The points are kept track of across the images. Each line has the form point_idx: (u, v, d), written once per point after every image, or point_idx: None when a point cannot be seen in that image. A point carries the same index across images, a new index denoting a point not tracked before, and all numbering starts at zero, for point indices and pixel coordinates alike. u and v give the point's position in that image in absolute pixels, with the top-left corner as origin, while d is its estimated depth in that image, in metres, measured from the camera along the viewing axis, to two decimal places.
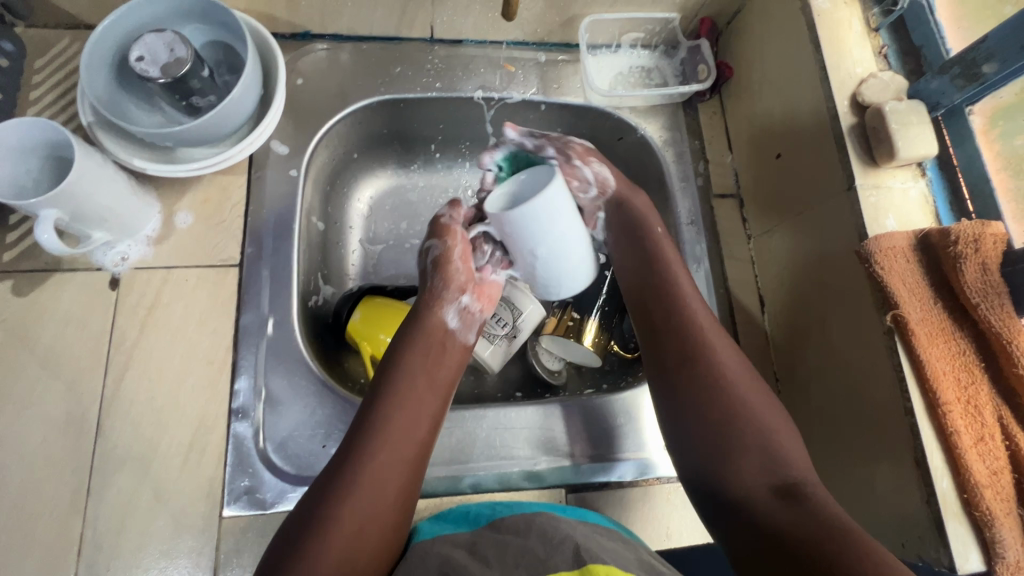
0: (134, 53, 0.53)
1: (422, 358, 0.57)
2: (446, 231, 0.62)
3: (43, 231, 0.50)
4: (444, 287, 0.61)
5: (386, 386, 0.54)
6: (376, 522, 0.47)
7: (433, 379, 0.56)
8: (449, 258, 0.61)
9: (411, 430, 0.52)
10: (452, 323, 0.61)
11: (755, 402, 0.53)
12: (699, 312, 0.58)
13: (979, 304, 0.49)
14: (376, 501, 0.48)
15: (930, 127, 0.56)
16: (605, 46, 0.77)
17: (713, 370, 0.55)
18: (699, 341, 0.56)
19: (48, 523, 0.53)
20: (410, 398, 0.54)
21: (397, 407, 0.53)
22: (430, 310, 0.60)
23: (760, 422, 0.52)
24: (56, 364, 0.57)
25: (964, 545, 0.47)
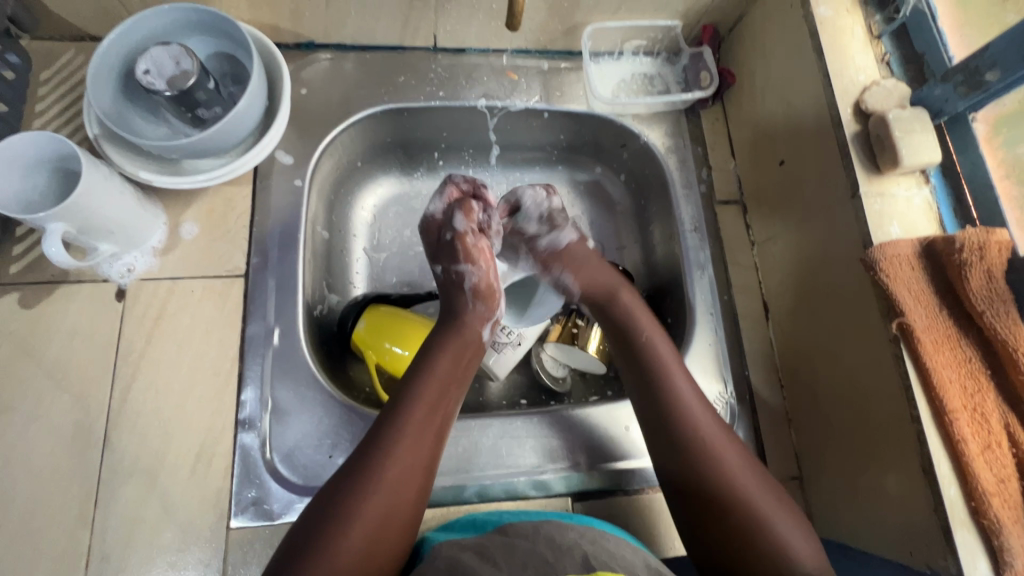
0: (140, 66, 0.53)
1: (439, 378, 0.56)
2: (475, 255, 0.60)
3: (51, 244, 0.50)
4: (484, 309, 0.61)
5: (400, 405, 0.53)
6: (382, 548, 0.47)
7: (445, 398, 0.55)
8: (485, 282, 0.61)
9: (421, 455, 0.51)
10: (488, 335, 0.62)
11: (746, 475, 0.53)
12: (678, 375, 0.59)
13: (984, 312, 0.49)
14: (385, 528, 0.47)
15: (933, 135, 0.56)
16: (608, 54, 0.78)
17: (697, 440, 0.55)
18: (682, 409, 0.56)
19: (55, 536, 0.53)
20: (422, 420, 0.52)
21: (408, 429, 0.51)
22: (467, 329, 0.60)
23: (755, 493, 0.52)
24: (63, 375, 0.57)
25: (972, 554, 0.47)
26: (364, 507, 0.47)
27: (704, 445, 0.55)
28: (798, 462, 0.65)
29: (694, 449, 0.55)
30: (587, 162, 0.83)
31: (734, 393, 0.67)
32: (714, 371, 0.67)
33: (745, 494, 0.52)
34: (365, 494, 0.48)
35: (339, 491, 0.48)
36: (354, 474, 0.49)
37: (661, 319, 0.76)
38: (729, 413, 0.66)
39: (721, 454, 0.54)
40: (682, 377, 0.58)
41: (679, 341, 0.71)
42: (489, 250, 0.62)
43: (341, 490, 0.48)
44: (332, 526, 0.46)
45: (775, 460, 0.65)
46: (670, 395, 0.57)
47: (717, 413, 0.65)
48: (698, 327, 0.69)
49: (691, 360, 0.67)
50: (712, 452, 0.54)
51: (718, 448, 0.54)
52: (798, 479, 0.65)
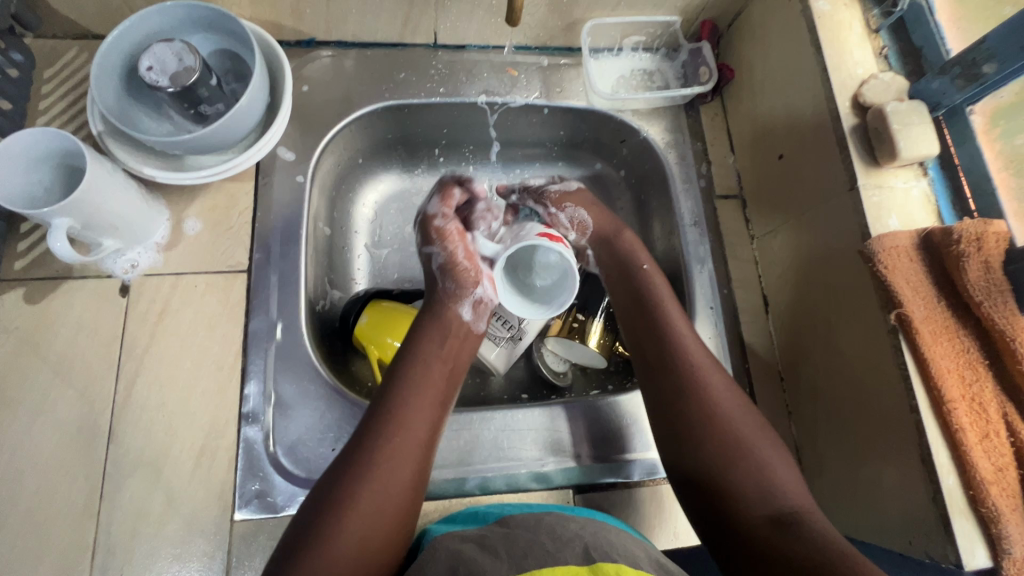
0: (144, 63, 0.54)
1: (426, 372, 0.56)
2: (442, 237, 0.63)
3: (56, 240, 0.50)
4: (454, 286, 0.62)
5: (391, 400, 0.53)
6: (377, 541, 0.47)
7: (433, 390, 0.55)
8: (451, 259, 0.62)
9: (413, 446, 0.51)
10: (467, 316, 0.61)
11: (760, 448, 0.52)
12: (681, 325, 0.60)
13: (982, 303, 0.50)
14: (378, 521, 0.47)
15: (931, 128, 0.56)
16: (607, 50, 0.78)
17: (715, 414, 0.54)
18: (700, 384, 0.55)
19: (61, 529, 0.54)
20: (413, 413, 0.53)
21: (400, 422, 0.52)
22: (443, 308, 0.61)
23: (769, 464, 0.51)
24: (68, 370, 0.58)
25: (971, 542, 0.47)
26: (356, 501, 0.47)
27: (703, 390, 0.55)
28: (797, 454, 0.66)
29: (711, 423, 0.53)
30: (587, 158, 0.83)
31: None
32: None
33: (758, 467, 0.51)
34: (356, 489, 0.48)
35: (332, 487, 0.48)
36: (346, 470, 0.49)
37: None
38: None
39: (740, 431, 0.53)
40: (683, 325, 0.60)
41: None
42: (457, 231, 0.64)
43: (335, 487, 0.48)
44: (327, 522, 0.46)
45: None
46: (691, 373, 0.56)
47: None
48: (698, 320, 0.69)
49: None
50: (726, 427, 0.53)
51: (733, 422, 0.53)
52: (798, 471, 0.65)
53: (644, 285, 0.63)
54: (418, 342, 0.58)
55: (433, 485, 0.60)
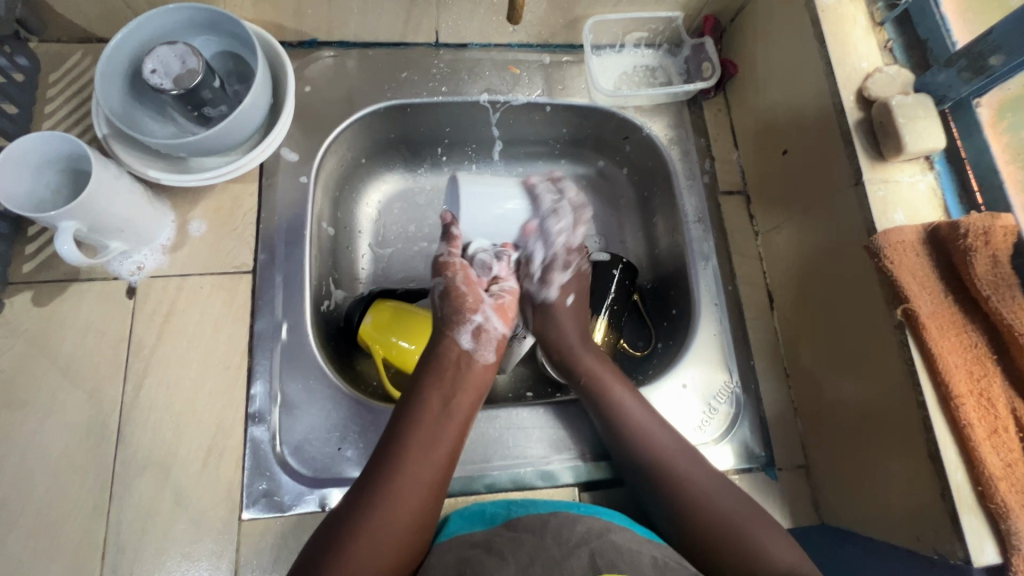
0: (148, 66, 0.54)
1: (435, 418, 0.56)
2: (444, 266, 0.63)
3: (63, 243, 0.51)
4: (450, 311, 0.63)
5: (395, 436, 0.54)
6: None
7: (439, 433, 0.56)
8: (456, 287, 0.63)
9: (422, 490, 0.52)
10: (468, 343, 0.62)
11: (713, 492, 0.56)
12: (626, 399, 0.60)
13: (990, 297, 0.49)
14: (375, 561, 0.48)
15: (937, 121, 0.56)
16: (609, 46, 0.78)
17: (674, 481, 0.56)
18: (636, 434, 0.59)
19: (71, 529, 0.54)
20: (417, 450, 0.53)
21: (408, 466, 0.52)
22: (439, 342, 0.62)
23: (740, 525, 0.53)
24: (76, 371, 0.58)
25: (979, 538, 0.47)
26: (364, 547, 0.48)
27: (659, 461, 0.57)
28: (803, 450, 0.65)
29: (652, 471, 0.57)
30: (590, 155, 0.83)
31: (739, 383, 0.67)
32: (719, 361, 0.67)
33: (736, 529, 0.53)
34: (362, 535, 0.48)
35: (340, 532, 0.48)
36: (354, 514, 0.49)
37: (666, 310, 0.76)
38: (735, 403, 0.66)
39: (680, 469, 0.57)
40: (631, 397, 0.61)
41: (684, 331, 0.71)
42: (461, 261, 0.64)
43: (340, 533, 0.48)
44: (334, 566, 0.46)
45: (781, 448, 0.65)
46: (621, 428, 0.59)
47: (722, 403, 0.66)
48: (702, 317, 0.69)
49: (696, 350, 0.68)
50: (668, 465, 0.57)
51: (681, 473, 0.57)
52: (804, 467, 0.65)
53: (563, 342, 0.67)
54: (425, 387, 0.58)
55: None
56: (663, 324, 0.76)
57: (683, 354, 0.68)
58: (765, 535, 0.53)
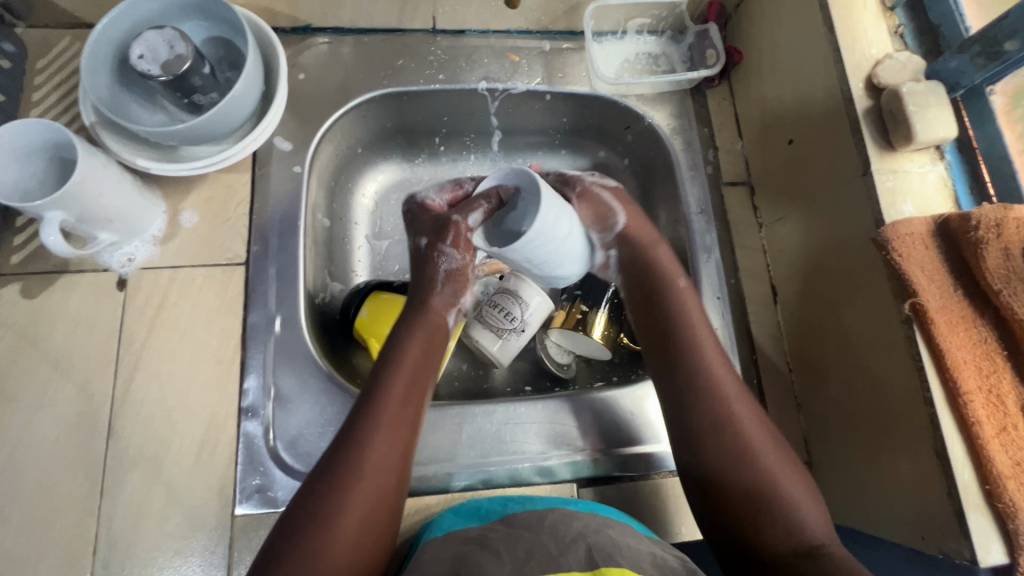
0: (135, 51, 0.52)
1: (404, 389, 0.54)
2: (464, 245, 0.60)
3: (49, 234, 0.49)
4: (450, 291, 0.62)
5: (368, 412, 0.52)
6: (360, 559, 0.46)
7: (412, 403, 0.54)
8: (460, 270, 0.62)
9: (392, 462, 0.50)
10: (452, 325, 0.63)
11: (782, 473, 0.52)
12: (708, 343, 0.59)
13: (1001, 292, 0.47)
14: (362, 539, 0.47)
15: (949, 109, 0.54)
16: (610, 33, 0.76)
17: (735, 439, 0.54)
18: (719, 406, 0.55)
19: (62, 524, 0.53)
20: (394, 425, 0.52)
21: (376, 439, 0.51)
22: (423, 303, 0.61)
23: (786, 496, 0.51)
24: (66, 364, 0.57)
25: (986, 538, 0.46)
26: (341, 521, 0.46)
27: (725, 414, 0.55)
28: (806, 446, 0.64)
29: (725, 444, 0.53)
30: (591, 145, 0.81)
31: (742, 378, 0.66)
32: None
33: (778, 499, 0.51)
34: (342, 510, 0.47)
35: (315, 507, 0.47)
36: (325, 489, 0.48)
37: None
38: None
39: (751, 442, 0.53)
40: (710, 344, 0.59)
41: None
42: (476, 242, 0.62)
43: (312, 508, 0.47)
44: (308, 544, 0.45)
45: None
46: (710, 396, 0.55)
47: None
48: (705, 311, 0.68)
49: None
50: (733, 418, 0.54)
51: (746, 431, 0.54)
52: (807, 464, 0.64)
53: (664, 307, 0.61)
54: (401, 354, 0.56)
55: (432, 479, 0.60)
56: None
57: None
58: (810, 510, 0.51)
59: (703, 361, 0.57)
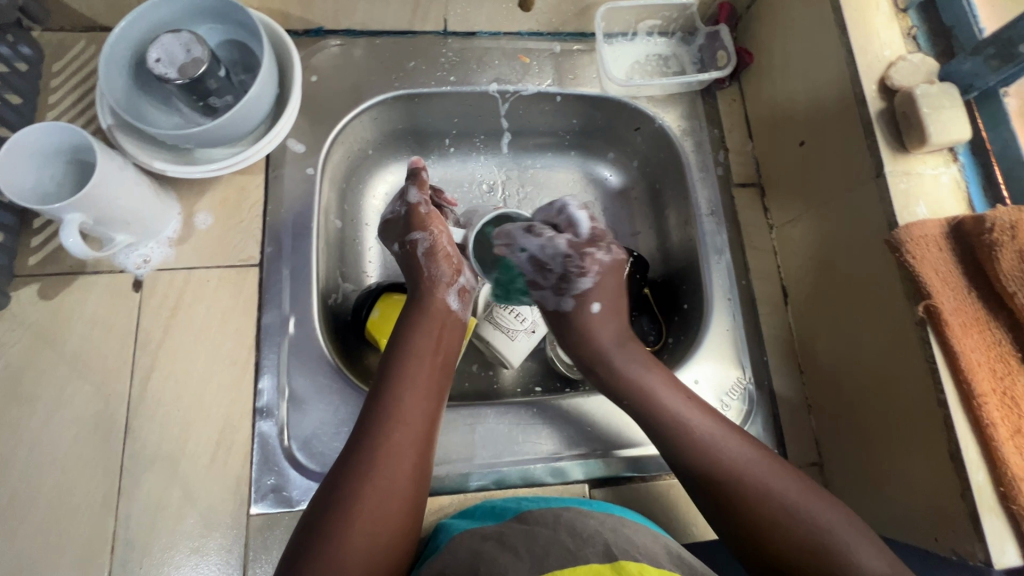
0: (152, 55, 0.53)
1: (415, 375, 0.55)
2: (427, 221, 0.64)
3: (69, 235, 0.50)
4: (445, 273, 0.62)
5: (388, 394, 0.53)
6: (385, 536, 0.47)
7: (426, 386, 0.55)
8: (437, 245, 0.63)
9: (408, 449, 0.51)
10: (454, 304, 0.62)
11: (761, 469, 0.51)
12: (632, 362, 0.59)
13: (1016, 294, 0.47)
14: (384, 517, 0.48)
15: (963, 111, 0.54)
16: (621, 35, 0.76)
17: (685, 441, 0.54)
18: (698, 440, 0.54)
19: (80, 522, 0.54)
20: (410, 402, 0.53)
21: (393, 426, 0.51)
22: (429, 297, 0.61)
23: (775, 487, 0.50)
24: (83, 365, 0.58)
25: (1001, 540, 0.46)
26: (364, 498, 0.47)
27: (675, 423, 0.55)
28: (818, 448, 0.65)
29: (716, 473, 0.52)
30: (600, 146, 0.82)
31: (753, 379, 0.66)
32: (731, 357, 0.66)
33: (762, 489, 0.50)
34: (363, 488, 0.48)
35: (340, 485, 0.48)
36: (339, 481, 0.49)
37: (676, 306, 0.75)
38: (747, 399, 0.65)
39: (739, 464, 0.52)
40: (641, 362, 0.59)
41: (695, 327, 0.70)
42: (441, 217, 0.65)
43: (344, 479, 0.49)
44: (333, 537, 0.45)
45: (794, 445, 0.65)
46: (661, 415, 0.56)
47: (735, 399, 0.65)
48: (715, 312, 0.68)
49: (707, 347, 0.66)
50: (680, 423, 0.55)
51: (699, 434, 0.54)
52: (818, 465, 0.64)
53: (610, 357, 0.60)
54: (407, 341, 0.57)
55: (445, 479, 0.60)
56: (674, 319, 0.74)
57: (695, 350, 0.66)
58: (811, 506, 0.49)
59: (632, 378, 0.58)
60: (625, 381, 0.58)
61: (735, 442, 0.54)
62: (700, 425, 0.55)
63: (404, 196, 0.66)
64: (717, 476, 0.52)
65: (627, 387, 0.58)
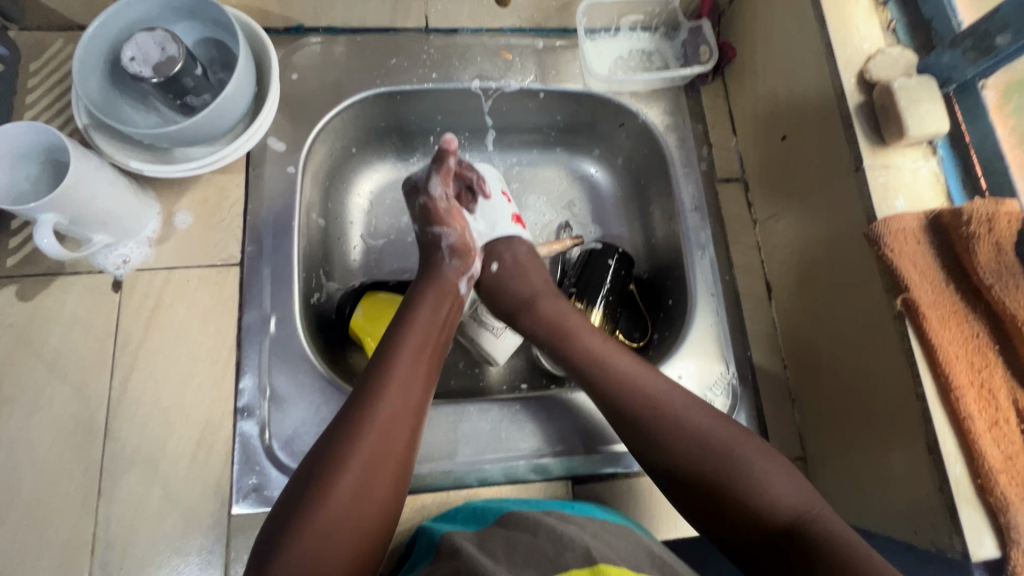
0: (127, 53, 0.52)
1: (415, 339, 0.56)
2: (449, 219, 0.64)
3: (43, 236, 0.50)
4: (460, 264, 0.64)
5: (383, 358, 0.54)
6: (373, 496, 0.47)
7: (421, 353, 0.55)
8: (461, 241, 0.64)
9: (402, 409, 0.51)
10: (463, 288, 0.63)
11: (734, 440, 0.51)
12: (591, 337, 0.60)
13: (993, 287, 0.47)
14: (373, 477, 0.48)
15: (941, 104, 0.54)
16: (604, 30, 0.76)
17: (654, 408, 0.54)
18: (687, 428, 0.52)
19: (60, 525, 0.54)
20: (404, 364, 0.54)
21: (387, 387, 0.52)
22: (440, 278, 0.62)
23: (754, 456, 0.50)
24: (62, 366, 0.58)
25: (978, 532, 0.46)
26: (351, 458, 0.48)
27: (640, 392, 0.55)
28: (801, 442, 0.65)
29: (698, 456, 0.51)
30: (584, 142, 0.81)
31: (736, 375, 0.66)
32: (715, 353, 0.66)
33: (736, 456, 0.50)
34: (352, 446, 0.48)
35: (331, 444, 0.49)
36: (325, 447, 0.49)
37: (661, 302, 0.75)
38: (731, 394, 0.65)
39: (730, 446, 0.51)
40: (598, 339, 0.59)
41: (679, 323, 0.70)
42: (461, 212, 0.65)
43: (334, 439, 0.49)
44: (319, 497, 0.46)
45: (778, 440, 0.65)
46: (620, 383, 0.56)
47: (719, 395, 0.65)
48: (699, 308, 0.68)
49: (691, 343, 0.66)
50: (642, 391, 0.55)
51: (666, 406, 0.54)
52: (802, 459, 0.64)
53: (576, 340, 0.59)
54: (411, 313, 0.58)
55: (429, 477, 0.60)
56: (659, 315, 0.75)
57: (679, 346, 0.66)
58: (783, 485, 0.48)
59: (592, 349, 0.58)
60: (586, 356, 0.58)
61: (726, 424, 0.52)
62: (674, 399, 0.54)
63: (426, 182, 0.64)
64: (690, 449, 0.51)
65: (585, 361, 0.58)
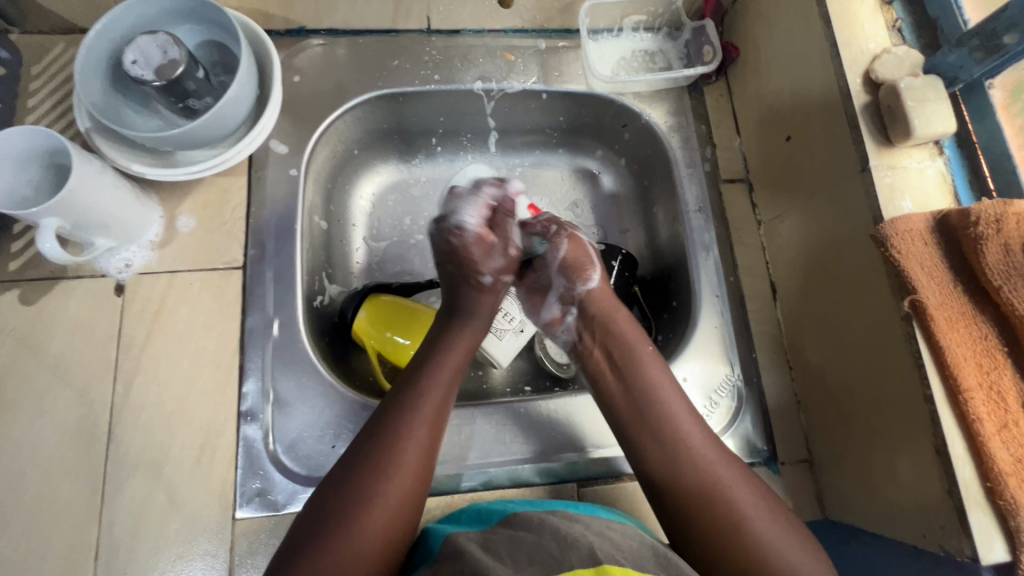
0: (128, 56, 0.52)
1: (443, 373, 0.56)
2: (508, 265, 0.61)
3: (46, 240, 0.50)
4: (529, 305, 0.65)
5: (408, 393, 0.54)
6: (388, 531, 0.47)
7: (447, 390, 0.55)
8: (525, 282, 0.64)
9: (427, 446, 0.51)
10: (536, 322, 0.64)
11: (738, 491, 0.51)
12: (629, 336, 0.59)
13: (1001, 288, 0.47)
14: (391, 510, 0.48)
15: (948, 103, 0.54)
16: (606, 31, 0.76)
17: (668, 428, 0.54)
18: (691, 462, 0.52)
19: (63, 530, 0.54)
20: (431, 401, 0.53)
21: (411, 421, 0.51)
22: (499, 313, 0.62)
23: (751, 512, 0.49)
24: (65, 371, 0.57)
25: (988, 535, 0.46)
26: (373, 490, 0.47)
27: (663, 405, 0.55)
28: (807, 444, 0.64)
29: (700, 498, 0.50)
30: (587, 143, 0.81)
31: (741, 376, 0.66)
32: (720, 354, 0.66)
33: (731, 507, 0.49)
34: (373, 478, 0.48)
35: (350, 472, 0.48)
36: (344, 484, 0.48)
37: (665, 303, 0.74)
38: (736, 396, 0.65)
39: (742, 507, 0.49)
40: (639, 343, 0.59)
41: (683, 324, 0.69)
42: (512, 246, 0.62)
43: (356, 466, 0.49)
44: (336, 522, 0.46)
45: (783, 442, 0.64)
46: (651, 393, 0.56)
47: (723, 397, 0.64)
48: (703, 309, 0.67)
49: (696, 344, 0.66)
50: (666, 407, 0.55)
51: (681, 429, 0.54)
52: (808, 461, 0.64)
53: (618, 342, 0.59)
54: (442, 341, 0.58)
55: (434, 480, 0.60)
56: (663, 316, 0.74)
57: (684, 347, 0.66)
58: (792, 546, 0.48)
59: (630, 355, 0.58)
60: (621, 357, 0.58)
61: (732, 478, 0.52)
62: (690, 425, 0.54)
63: (460, 213, 0.60)
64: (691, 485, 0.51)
65: (621, 361, 0.58)
